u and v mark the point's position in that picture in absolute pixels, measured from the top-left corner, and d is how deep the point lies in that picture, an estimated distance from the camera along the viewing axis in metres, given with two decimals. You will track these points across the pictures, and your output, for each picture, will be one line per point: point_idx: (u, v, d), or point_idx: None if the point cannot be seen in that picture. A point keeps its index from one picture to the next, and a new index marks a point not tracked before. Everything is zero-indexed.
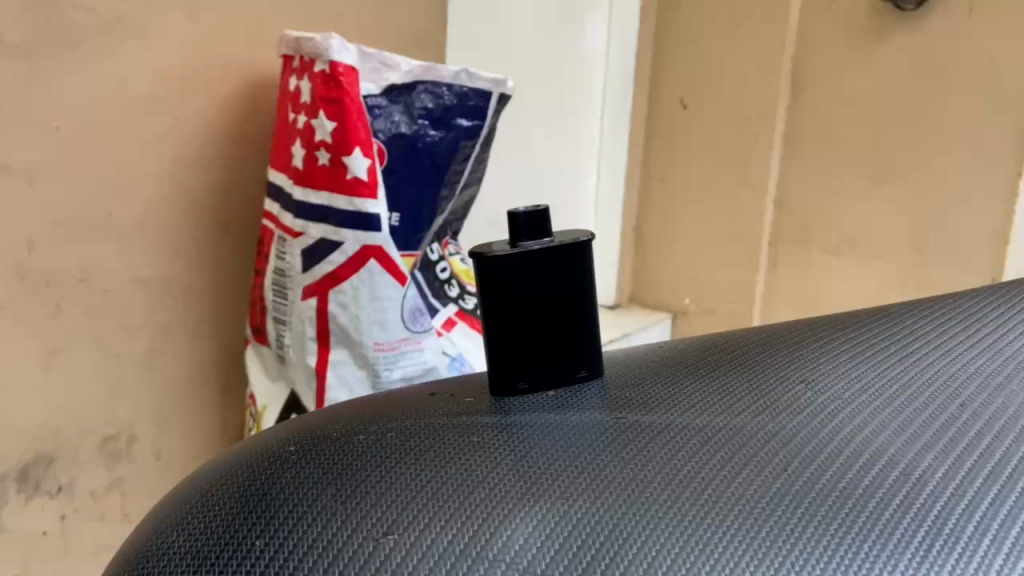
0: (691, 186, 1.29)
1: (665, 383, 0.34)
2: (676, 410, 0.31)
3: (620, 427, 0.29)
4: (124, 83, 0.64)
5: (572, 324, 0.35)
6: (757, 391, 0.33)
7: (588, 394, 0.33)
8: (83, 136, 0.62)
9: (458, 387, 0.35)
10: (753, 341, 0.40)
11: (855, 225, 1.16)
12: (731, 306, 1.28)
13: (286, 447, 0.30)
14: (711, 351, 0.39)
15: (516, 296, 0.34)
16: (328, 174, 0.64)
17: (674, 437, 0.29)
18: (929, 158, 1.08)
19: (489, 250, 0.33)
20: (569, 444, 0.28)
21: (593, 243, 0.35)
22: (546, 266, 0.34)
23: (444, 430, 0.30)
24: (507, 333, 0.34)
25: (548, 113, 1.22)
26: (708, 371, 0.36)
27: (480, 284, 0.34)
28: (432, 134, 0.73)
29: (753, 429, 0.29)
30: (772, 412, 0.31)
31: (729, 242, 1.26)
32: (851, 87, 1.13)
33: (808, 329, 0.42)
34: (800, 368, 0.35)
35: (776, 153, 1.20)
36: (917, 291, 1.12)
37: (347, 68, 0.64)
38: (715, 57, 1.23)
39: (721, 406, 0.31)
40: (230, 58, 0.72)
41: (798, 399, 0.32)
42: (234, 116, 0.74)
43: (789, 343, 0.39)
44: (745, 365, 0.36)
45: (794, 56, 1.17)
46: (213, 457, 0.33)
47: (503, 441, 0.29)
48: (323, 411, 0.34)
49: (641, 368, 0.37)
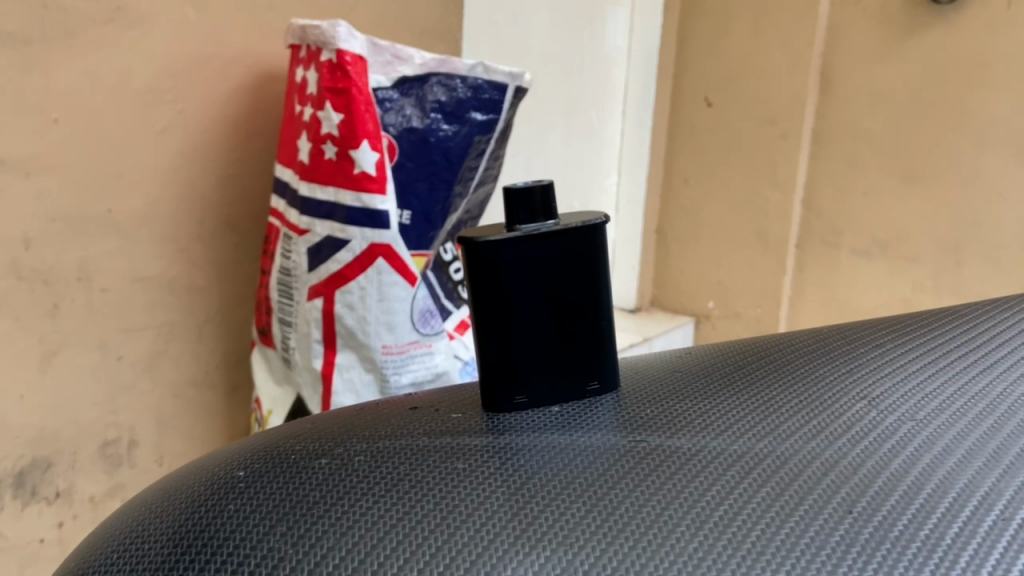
0: (716, 186, 1.25)
1: (696, 398, 0.31)
2: (710, 433, 0.27)
3: (637, 452, 0.26)
4: (126, 73, 0.62)
5: (577, 323, 0.31)
6: (797, 408, 0.29)
7: (595, 409, 0.30)
8: (83, 128, 0.60)
9: (453, 399, 0.32)
10: (802, 347, 0.36)
11: (887, 226, 1.10)
12: (756, 310, 1.23)
13: (235, 474, 0.27)
14: (745, 358, 0.35)
15: (509, 290, 0.30)
16: (334, 167, 0.61)
17: (698, 467, 0.25)
18: (967, 157, 1.02)
19: (482, 236, 0.30)
20: (571, 472, 0.25)
21: (605, 226, 0.32)
22: (545, 255, 0.30)
23: (423, 453, 0.26)
24: (497, 332, 0.30)
25: (568, 110, 1.19)
26: (748, 383, 0.32)
27: (469, 273, 0.30)
28: (445, 128, 0.70)
29: (794, 457, 0.26)
30: (815, 435, 0.27)
31: (754, 244, 1.22)
32: (882, 82, 1.07)
33: (861, 333, 0.38)
34: (847, 382, 0.32)
35: (805, 152, 1.15)
36: (951, 295, 1.07)
37: (354, 56, 0.61)
38: (741, 52, 1.18)
39: (755, 425, 0.28)
40: (236, 48, 0.69)
41: (848, 419, 0.28)
42: (242, 108, 0.71)
43: (836, 350, 0.36)
44: (783, 376, 0.33)
45: (824, 51, 1.11)
46: (165, 476, 0.30)
47: (496, 469, 0.25)
48: (286, 427, 0.31)
49: (664, 377, 0.34)
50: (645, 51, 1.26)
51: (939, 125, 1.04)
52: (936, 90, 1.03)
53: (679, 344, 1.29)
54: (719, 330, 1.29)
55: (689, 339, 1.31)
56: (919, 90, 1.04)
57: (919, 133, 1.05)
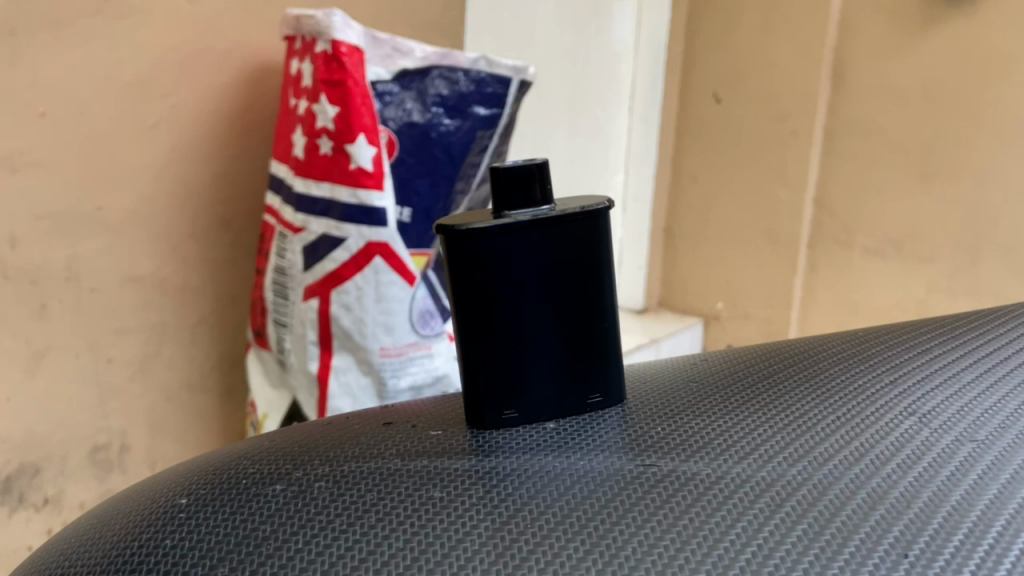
0: (724, 184, 1.20)
1: (714, 414, 0.28)
2: (735, 456, 0.25)
3: (648, 480, 0.24)
4: (115, 65, 0.60)
5: (575, 319, 0.29)
6: (833, 427, 0.27)
7: (595, 427, 0.28)
8: (71, 122, 0.58)
9: (435, 413, 0.30)
10: (837, 353, 0.34)
11: (900, 223, 1.04)
12: (766, 311, 1.18)
13: (177, 502, 0.25)
14: (772, 365, 0.33)
15: (497, 284, 0.28)
16: (330, 163, 0.59)
17: (717, 498, 0.23)
18: (988, 154, 0.96)
19: (467, 224, 0.27)
20: (572, 502, 0.23)
21: (607, 213, 0.29)
22: (537, 243, 0.28)
23: (397, 480, 0.24)
24: (486, 331, 0.28)
25: (573, 105, 1.17)
26: (773, 396, 0.30)
27: (452, 268, 0.28)
28: (446, 123, 0.68)
29: (830, 488, 0.23)
30: (854, 462, 0.25)
31: (764, 242, 1.16)
32: (895, 79, 1.01)
33: (904, 339, 0.35)
34: (888, 396, 0.29)
35: (817, 148, 1.09)
36: (967, 296, 1.01)
37: (350, 47, 0.58)
38: (748, 46, 1.13)
39: (784, 448, 0.25)
40: (231, 41, 0.67)
41: (892, 441, 0.26)
42: (238, 103, 0.69)
43: (874, 357, 0.33)
44: (814, 387, 0.30)
45: (836, 45, 1.05)
46: (108, 500, 0.28)
47: (484, 499, 0.23)
48: (242, 447, 0.29)
49: (678, 387, 0.31)
50: (653, 46, 1.22)
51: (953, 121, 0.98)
52: (953, 86, 0.97)
53: (687, 347, 1.24)
54: (728, 331, 1.24)
55: (697, 341, 1.27)
56: (936, 85, 0.98)
57: (934, 130, 0.99)
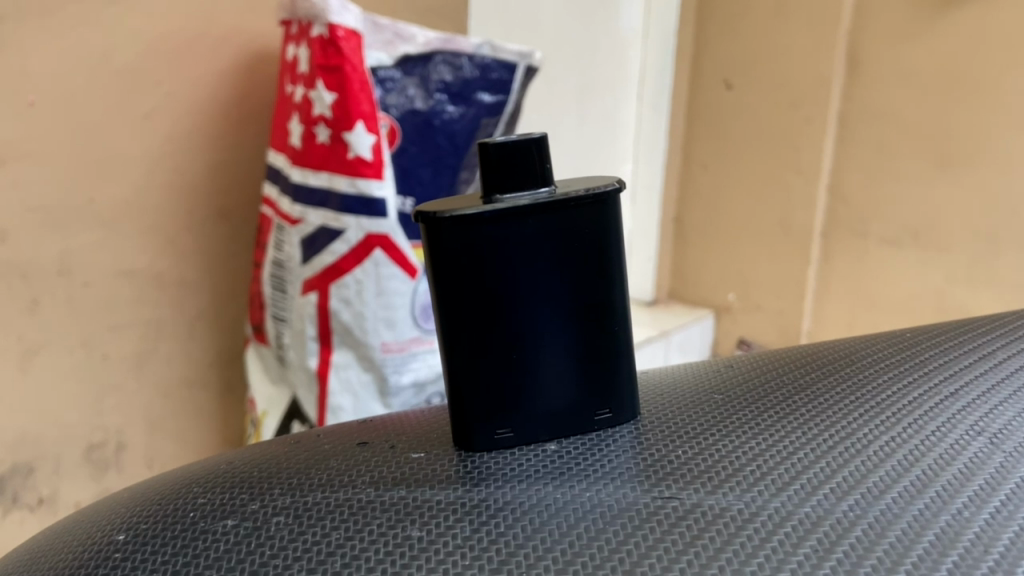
0: (732, 173, 1.15)
1: (743, 438, 0.26)
2: (775, 489, 0.23)
3: (677, 514, 0.22)
4: (107, 53, 0.58)
5: (580, 321, 0.27)
6: (884, 454, 0.25)
7: (602, 450, 0.26)
8: (60, 112, 0.56)
9: (420, 432, 0.28)
10: (878, 370, 0.32)
11: (916, 213, 0.97)
12: (779, 303, 1.12)
13: (115, 538, 0.23)
14: (806, 380, 0.32)
15: (490, 277, 0.25)
16: (328, 152, 0.57)
17: (757, 536, 0.21)
18: (1003, 145, 0.88)
19: (450, 211, 0.25)
20: (592, 539, 0.21)
21: (616, 196, 0.27)
22: (536, 234, 0.26)
23: (368, 515, 0.22)
24: (477, 331, 0.26)
25: (580, 92, 1.14)
26: (809, 418, 0.28)
27: (434, 261, 0.25)
28: (450, 110, 0.66)
29: (890, 525, 0.21)
30: (913, 495, 0.23)
31: (776, 233, 1.10)
32: (911, 63, 0.94)
33: (952, 356, 0.34)
34: (938, 422, 0.28)
35: (831, 136, 1.02)
36: (987, 288, 0.93)
37: (348, 31, 0.56)
38: (758, 31, 1.07)
39: (829, 481, 0.24)
40: (226, 27, 0.65)
41: (953, 475, 0.24)
42: (235, 92, 0.67)
43: (917, 376, 0.31)
44: (857, 408, 0.29)
45: (850, 28, 0.98)
46: (56, 528, 0.27)
47: (479, 535, 0.21)
48: (199, 473, 0.28)
49: (701, 403, 0.30)
50: (662, 32, 1.17)
51: (970, 106, 0.90)
52: (968, 68, 0.89)
53: (698, 340, 1.20)
54: (739, 324, 1.20)
55: (709, 334, 1.23)
56: (953, 71, 0.90)
57: (951, 118, 0.91)
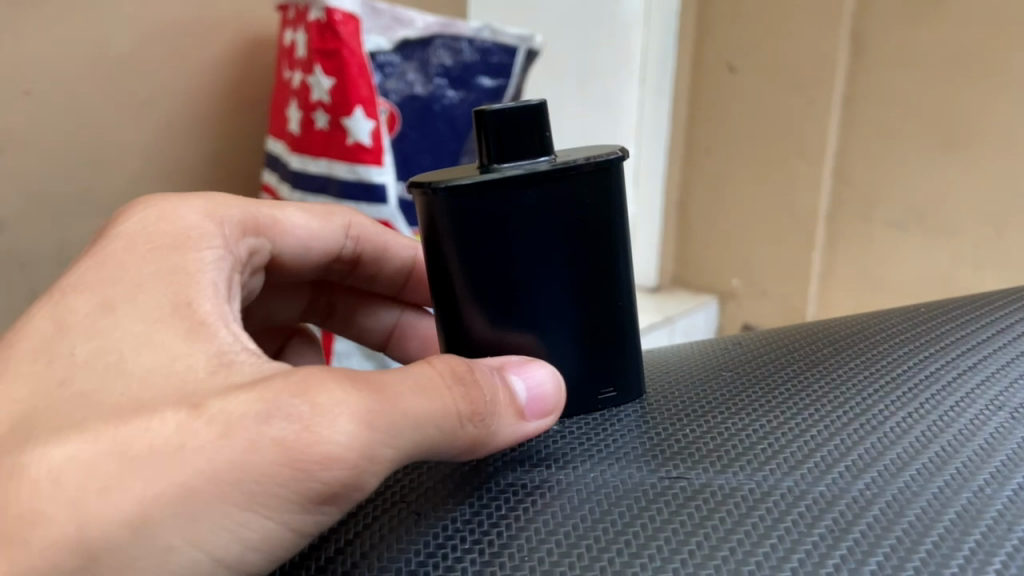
0: (734, 158, 1.13)
1: (758, 421, 0.28)
2: (791, 470, 0.25)
3: (699, 497, 0.24)
4: (103, 42, 0.57)
5: (580, 284, 0.30)
6: (900, 432, 0.27)
7: (621, 432, 0.29)
8: (56, 103, 0.56)
9: None
10: (893, 349, 0.34)
11: (923, 195, 0.95)
12: (783, 287, 1.11)
13: None
14: (816, 359, 0.34)
15: (493, 243, 0.29)
16: (327, 138, 0.57)
17: (768, 517, 0.23)
18: (1006, 124, 0.87)
19: (462, 182, 0.28)
20: (602, 519, 0.24)
21: (616, 164, 0.29)
22: (534, 202, 0.29)
23: (392, 505, 0.27)
24: (486, 293, 0.30)
25: (581, 78, 1.13)
26: (824, 399, 0.30)
27: (454, 232, 0.29)
28: (450, 95, 0.65)
29: (909, 504, 0.23)
30: (933, 473, 0.25)
31: (781, 217, 1.09)
32: (918, 42, 0.92)
33: (970, 333, 0.35)
34: (955, 399, 0.29)
35: (835, 118, 1.01)
36: (993, 270, 0.92)
37: (345, 15, 0.55)
38: (761, 11, 1.05)
39: (846, 459, 0.26)
40: (223, 15, 0.64)
41: (971, 452, 0.26)
42: (233, 79, 0.66)
43: (934, 354, 0.33)
44: (870, 386, 0.31)
45: (855, 6, 0.96)
46: None
47: (481, 514, 0.25)
48: None
49: (717, 390, 0.32)
50: (664, 14, 1.15)
51: (976, 86, 0.88)
52: (975, 47, 0.88)
53: (702, 326, 1.19)
54: (744, 309, 1.18)
55: (713, 319, 1.22)
56: (959, 48, 0.89)
57: (955, 98, 0.90)
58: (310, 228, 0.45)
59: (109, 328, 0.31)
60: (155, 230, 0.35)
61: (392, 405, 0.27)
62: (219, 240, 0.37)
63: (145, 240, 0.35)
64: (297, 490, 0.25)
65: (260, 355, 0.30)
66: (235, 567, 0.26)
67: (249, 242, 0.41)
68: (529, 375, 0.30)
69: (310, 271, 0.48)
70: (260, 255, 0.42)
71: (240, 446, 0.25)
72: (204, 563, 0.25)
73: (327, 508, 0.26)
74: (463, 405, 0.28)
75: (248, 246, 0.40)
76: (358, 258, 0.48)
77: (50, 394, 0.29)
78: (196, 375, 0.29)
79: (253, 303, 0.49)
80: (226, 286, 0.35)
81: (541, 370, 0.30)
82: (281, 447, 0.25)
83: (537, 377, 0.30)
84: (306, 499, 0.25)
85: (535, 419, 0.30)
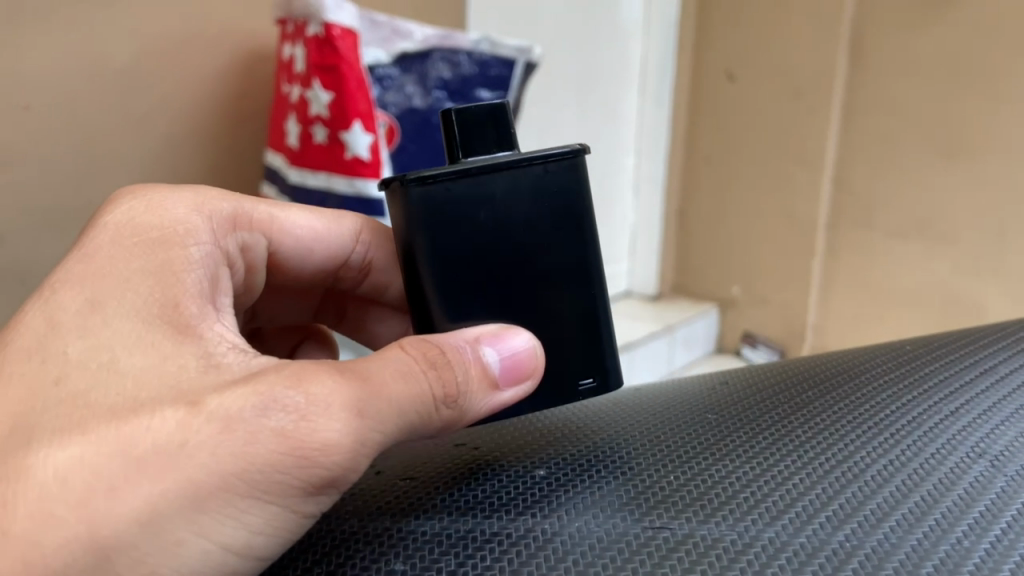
0: (733, 166, 1.13)
1: (739, 467, 0.28)
2: (770, 518, 0.25)
3: (676, 545, 0.23)
4: (103, 57, 0.57)
5: (549, 273, 0.31)
6: (881, 482, 0.27)
7: (600, 472, 0.29)
8: (55, 117, 0.56)
9: (414, 458, 0.33)
10: (876, 394, 0.34)
11: (922, 204, 0.95)
12: (784, 295, 1.11)
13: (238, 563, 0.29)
14: (798, 403, 0.34)
15: (463, 230, 0.30)
16: (326, 153, 0.57)
17: (750, 569, 0.22)
18: (1004, 134, 0.87)
19: (431, 176, 0.30)
20: (586, 565, 0.23)
21: (580, 154, 0.31)
22: (500, 192, 0.30)
23: (368, 516, 0.27)
24: (455, 281, 0.31)
25: (584, 86, 1.12)
26: (805, 445, 0.30)
27: (425, 224, 0.30)
28: (449, 107, 0.66)
29: (889, 555, 0.23)
30: (913, 523, 0.24)
31: (782, 226, 1.08)
32: (918, 51, 0.92)
33: (951, 377, 0.36)
34: (935, 446, 0.29)
35: (835, 127, 1.01)
36: (993, 280, 0.92)
37: (344, 30, 0.55)
38: (762, 20, 1.05)
39: (827, 509, 0.25)
40: (223, 31, 0.64)
41: (952, 503, 0.26)
42: (232, 93, 0.66)
43: (915, 398, 0.33)
44: (853, 433, 0.30)
45: (856, 14, 0.97)
46: None
47: (457, 550, 0.24)
48: None
49: (697, 433, 0.32)
50: (663, 24, 1.14)
51: (973, 95, 0.89)
52: (974, 58, 0.88)
53: (702, 335, 1.19)
54: (744, 318, 1.18)
55: (713, 328, 1.21)
56: (959, 57, 0.89)
57: (955, 106, 0.90)
58: (309, 228, 0.43)
59: (99, 327, 0.29)
60: (142, 223, 0.34)
61: (375, 393, 0.27)
62: (207, 236, 0.35)
63: (130, 234, 0.33)
64: (299, 476, 0.26)
65: (247, 353, 0.30)
66: (248, 555, 0.26)
67: (240, 238, 0.39)
68: (499, 348, 0.30)
69: (313, 275, 0.46)
70: (255, 251, 0.41)
71: (242, 438, 0.25)
72: (215, 552, 0.26)
73: (327, 490, 0.27)
74: (437, 388, 0.29)
75: (238, 242, 0.39)
76: (368, 266, 0.45)
77: (46, 394, 0.28)
78: (187, 373, 0.28)
79: (261, 303, 0.48)
80: (211, 286, 0.33)
81: (514, 339, 0.30)
82: (280, 437, 0.26)
83: (508, 347, 0.30)
84: (308, 484, 0.26)
85: (506, 389, 0.31)
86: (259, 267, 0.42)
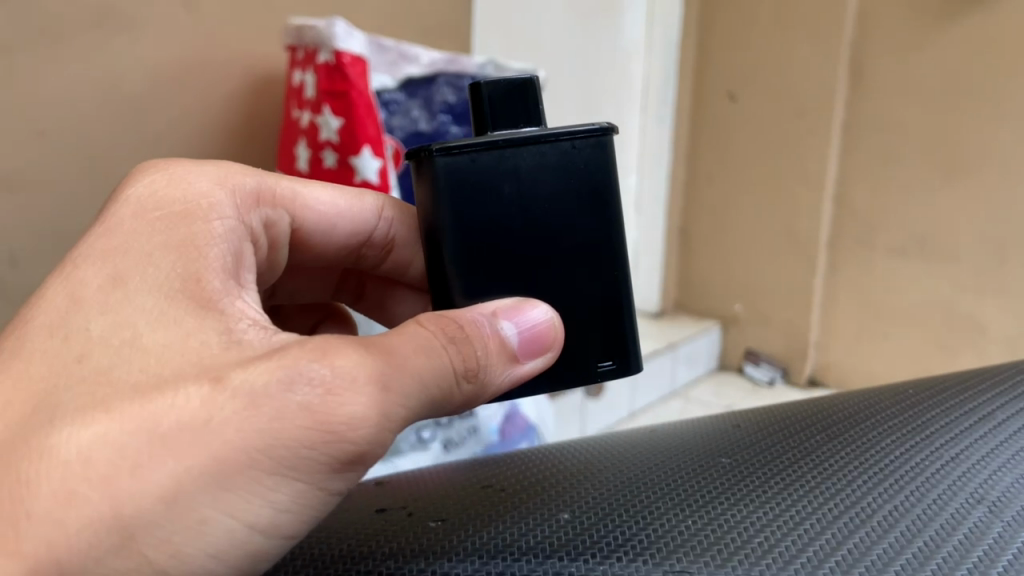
0: (734, 185, 1.14)
1: (746, 514, 0.29)
2: (778, 565, 0.25)
3: None
4: (117, 81, 0.58)
5: (570, 249, 0.33)
6: (885, 527, 0.27)
7: (612, 518, 0.29)
8: (71, 139, 0.57)
9: (430, 502, 0.34)
10: (879, 441, 0.34)
11: (922, 222, 0.96)
12: (785, 313, 1.12)
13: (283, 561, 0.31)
14: (802, 450, 0.34)
15: (489, 202, 0.32)
16: (335, 176, 0.58)
17: None
18: (1003, 154, 0.88)
19: (457, 148, 0.31)
20: None
21: (605, 133, 0.32)
22: (525, 166, 0.32)
23: (403, 558, 0.28)
24: (476, 253, 0.32)
25: (584, 105, 1.13)
26: (811, 492, 0.30)
27: (450, 194, 0.32)
28: (454, 130, 0.66)
29: None
30: (917, 567, 0.25)
31: (783, 244, 1.09)
32: (917, 72, 0.93)
33: (950, 423, 0.36)
34: (937, 493, 0.30)
35: (835, 147, 1.02)
36: (994, 297, 0.93)
37: (353, 57, 0.56)
38: (762, 42, 1.06)
39: (833, 554, 0.26)
40: (234, 54, 0.65)
41: (955, 546, 0.26)
42: (242, 114, 0.67)
43: (916, 444, 0.34)
44: (856, 480, 0.31)
45: (855, 36, 0.98)
46: None
47: None
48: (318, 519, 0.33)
49: (705, 480, 0.32)
50: (665, 46, 1.17)
51: (971, 116, 0.90)
52: (972, 78, 0.89)
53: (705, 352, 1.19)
54: (746, 335, 1.19)
55: (715, 345, 1.22)
56: (957, 78, 0.90)
57: (953, 127, 0.91)
58: (330, 205, 0.44)
59: (121, 303, 0.30)
60: (165, 197, 0.35)
61: (399, 367, 0.28)
62: (230, 211, 0.36)
63: (155, 207, 0.34)
64: (325, 451, 0.27)
65: (267, 329, 0.31)
66: (275, 534, 0.27)
67: (264, 214, 0.40)
68: (518, 320, 0.31)
69: (338, 252, 0.46)
70: (279, 227, 0.41)
71: (267, 415, 0.26)
72: (239, 532, 0.26)
73: (355, 467, 0.28)
74: (458, 362, 0.30)
75: (262, 218, 0.39)
76: (391, 242, 0.46)
77: (69, 372, 0.28)
78: (209, 351, 0.29)
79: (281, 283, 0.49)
80: (234, 261, 0.34)
81: (533, 312, 0.31)
82: (307, 412, 0.26)
83: (526, 321, 0.31)
84: (335, 458, 0.27)
85: (524, 361, 0.32)
86: (283, 243, 0.42)
